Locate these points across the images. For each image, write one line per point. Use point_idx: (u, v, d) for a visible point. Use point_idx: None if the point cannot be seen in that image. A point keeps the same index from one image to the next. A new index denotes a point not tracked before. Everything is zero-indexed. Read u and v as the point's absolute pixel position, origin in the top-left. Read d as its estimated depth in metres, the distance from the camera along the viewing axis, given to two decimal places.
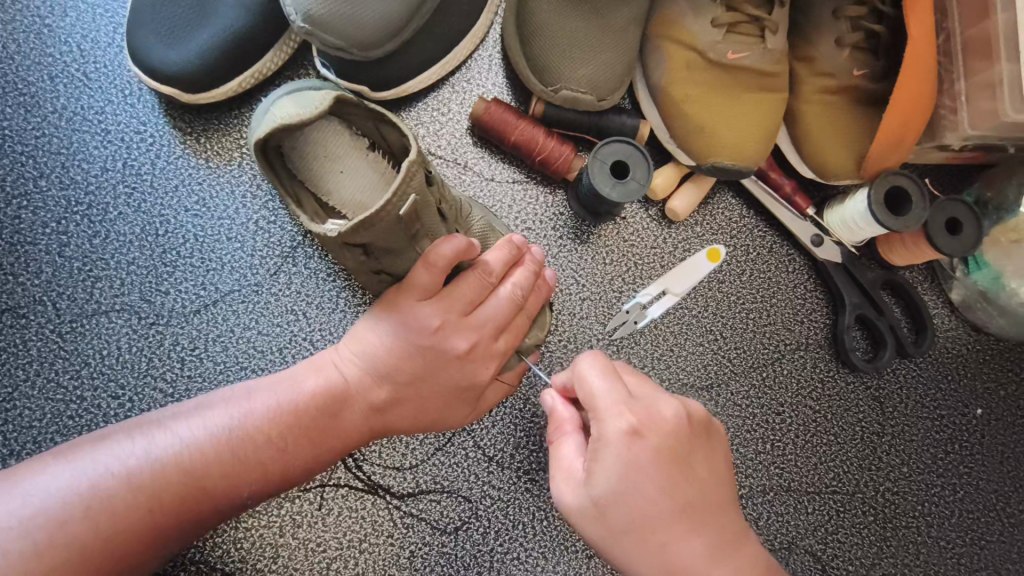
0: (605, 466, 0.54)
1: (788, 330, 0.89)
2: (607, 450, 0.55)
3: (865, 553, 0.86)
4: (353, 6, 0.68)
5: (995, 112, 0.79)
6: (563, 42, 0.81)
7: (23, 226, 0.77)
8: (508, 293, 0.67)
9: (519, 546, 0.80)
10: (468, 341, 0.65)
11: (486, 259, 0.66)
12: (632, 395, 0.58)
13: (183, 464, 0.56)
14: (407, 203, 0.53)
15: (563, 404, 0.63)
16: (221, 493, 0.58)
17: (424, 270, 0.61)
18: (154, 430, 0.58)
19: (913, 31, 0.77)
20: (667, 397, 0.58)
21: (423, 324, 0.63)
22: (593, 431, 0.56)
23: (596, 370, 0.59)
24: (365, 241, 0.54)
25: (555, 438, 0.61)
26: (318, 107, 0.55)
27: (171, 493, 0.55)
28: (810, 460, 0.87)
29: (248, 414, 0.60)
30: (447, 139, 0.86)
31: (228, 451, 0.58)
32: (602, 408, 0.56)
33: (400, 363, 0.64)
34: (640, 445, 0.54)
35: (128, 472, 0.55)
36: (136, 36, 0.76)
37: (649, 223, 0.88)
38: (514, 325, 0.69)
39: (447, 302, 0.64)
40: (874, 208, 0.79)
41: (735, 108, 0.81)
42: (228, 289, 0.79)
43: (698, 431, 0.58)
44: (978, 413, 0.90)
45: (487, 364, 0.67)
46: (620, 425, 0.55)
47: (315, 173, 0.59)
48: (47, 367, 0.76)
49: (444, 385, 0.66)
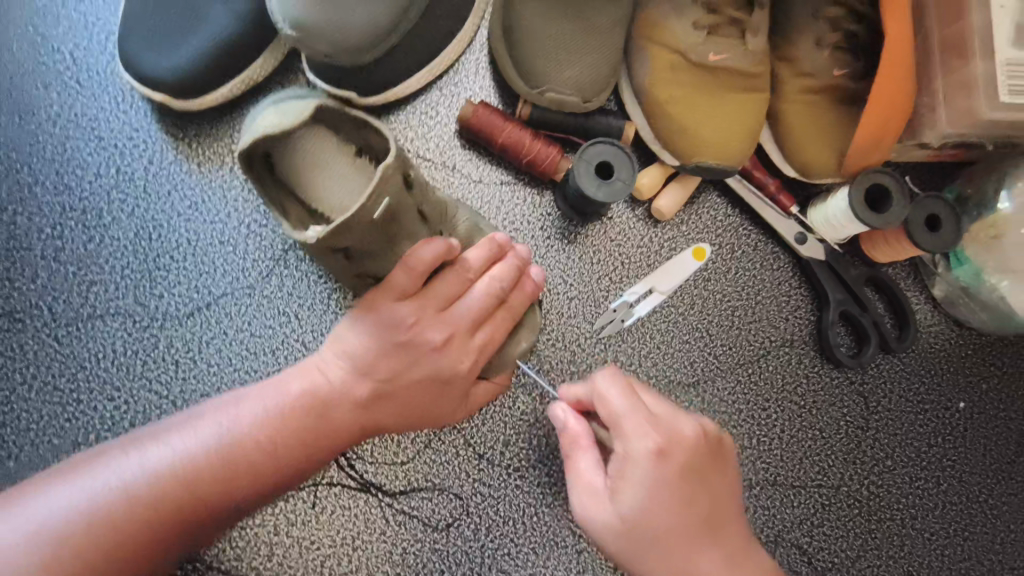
0: (632, 483, 0.59)
1: (773, 327, 0.90)
2: (634, 467, 0.59)
3: (851, 545, 0.88)
4: (340, 13, 0.69)
5: (972, 111, 0.80)
6: (548, 45, 0.82)
7: (18, 231, 0.79)
8: (485, 287, 0.69)
9: (510, 542, 0.82)
10: (443, 333, 0.67)
11: (463, 258, 0.68)
12: (653, 414, 0.62)
13: (178, 474, 0.58)
14: (382, 206, 0.55)
15: (574, 417, 0.66)
16: (217, 500, 0.59)
17: (401, 271, 0.63)
18: (147, 444, 0.59)
19: (890, 31, 0.79)
20: (684, 415, 0.63)
21: (400, 320, 0.65)
22: (618, 450, 0.60)
23: (618, 390, 0.62)
24: (349, 244, 0.56)
25: (572, 452, 0.64)
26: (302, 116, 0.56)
27: (167, 504, 0.57)
28: (796, 455, 0.89)
29: (236, 422, 0.62)
30: (436, 142, 0.88)
31: (221, 459, 0.59)
32: (627, 428, 0.60)
33: (379, 360, 0.65)
34: (666, 463, 0.59)
35: (127, 486, 0.56)
36: (128, 44, 0.77)
37: (635, 223, 0.89)
38: (494, 319, 0.70)
39: (424, 300, 0.66)
40: (855, 206, 0.80)
41: (718, 108, 0.83)
42: (221, 292, 0.80)
43: (714, 446, 0.63)
44: (961, 407, 0.91)
45: (463, 356, 0.68)
46: (646, 444, 0.59)
47: (303, 179, 0.61)
48: (43, 371, 0.77)
49: (420, 378, 0.67)
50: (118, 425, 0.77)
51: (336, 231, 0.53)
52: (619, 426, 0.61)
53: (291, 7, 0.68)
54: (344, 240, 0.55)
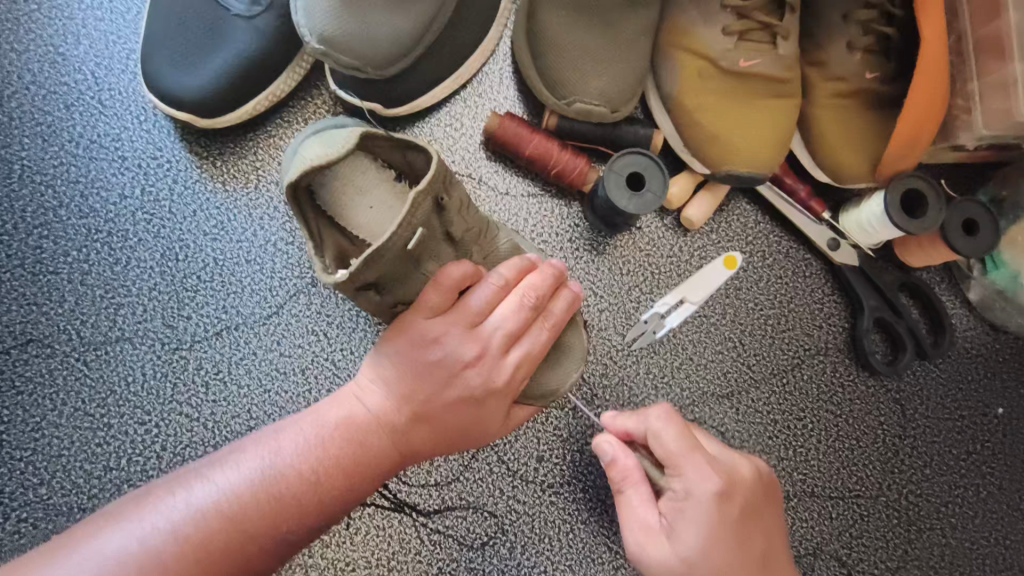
0: (692, 523, 0.59)
1: (807, 335, 0.89)
2: (694, 508, 0.60)
3: (890, 555, 0.86)
4: (364, 24, 0.68)
5: (1009, 112, 0.79)
6: (575, 55, 0.81)
7: (44, 255, 0.78)
8: (520, 299, 0.66)
9: (546, 559, 0.81)
10: (476, 348, 0.64)
11: (494, 271, 0.66)
12: (709, 454, 0.63)
13: (225, 514, 0.57)
14: (415, 237, 0.57)
15: (623, 454, 0.64)
16: (264, 534, 0.58)
17: (432, 291, 0.63)
18: (193, 482, 0.59)
19: (925, 32, 0.76)
20: (737, 456, 0.65)
21: (433, 338, 0.63)
22: (678, 488, 0.61)
23: (675, 428, 0.63)
24: (374, 277, 0.57)
25: (624, 489, 0.64)
26: (346, 146, 0.55)
27: (216, 544, 0.56)
28: (833, 465, 0.87)
29: (278, 454, 0.61)
30: (461, 155, 0.86)
31: (267, 495, 0.59)
32: (689, 469, 0.61)
33: (413, 381, 0.64)
34: (727, 505, 0.60)
35: (175, 529, 0.56)
36: (151, 63, 0.76)
37: (664, 232, 0.88)
38: (533, 332, 0.67)
39: (454, 314, 0.64)
40: (890, 212, 0.79)
41: (747, 116, 0.81)
42: (248, 312, 0.79)
43: (766, 485, 0.65)
44: (999, 413, 0.90)
45: (498, 371, 0.65)
46: (707, 486, 0.60)
47: (341, 208, 0.59)
48: (73, 397, 0.76)
49: (457, 398, 0.64)
50: (150, 449, 0.76)
51: (373, 258, 0.54)
52: (678, 465, 0.61)
53: (319, 22, 0.67)
54: (380, 267, 0.56)
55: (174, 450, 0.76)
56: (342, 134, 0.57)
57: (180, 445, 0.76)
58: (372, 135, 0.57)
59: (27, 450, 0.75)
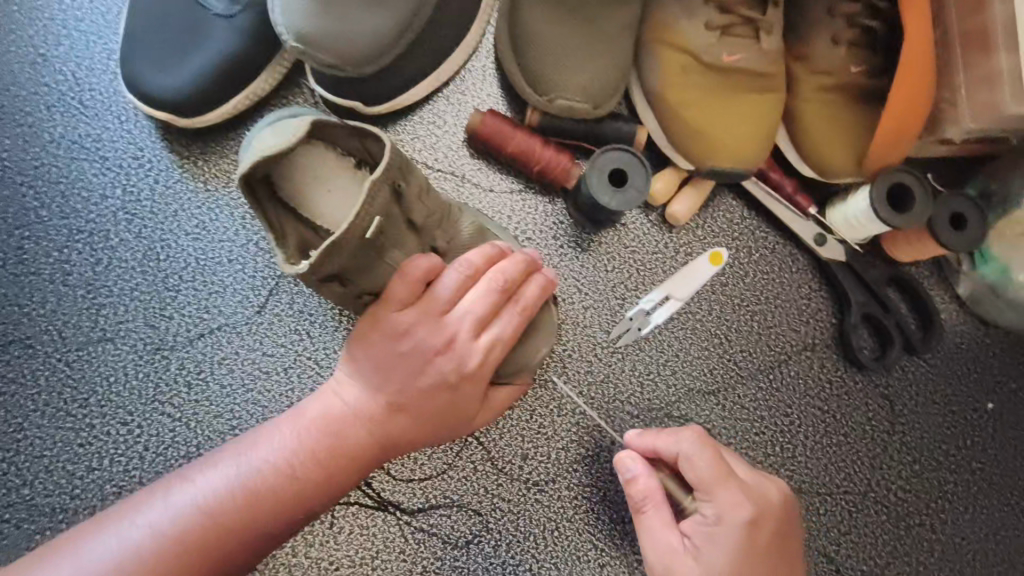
0: (719, 547, 0.61)
1: (794, 331, 0.88)
2: (725, 533, 0.61)
3: (880, 552, 0.86)
4: (342, 23, 0.68)
5: (995, 105, 0.78)
6: (558, 51, 0.80)
7: (26, 256, 0.78)
8: (489, 284, 0.66)
9: (531, 557, 0.80)
10: (444, 336, 0.65)
11: (463, 257, 0.66)
12: (743, 480, 0.65)
13: (203, 512, 0.59)
14: (373, 225, 0.58)
15: (644, 473, 0.66)
16: (242, 531, 0.59)
17: (398, 283, 0.63)
18: (177, 484, 0.61)
19: (909, 26, 0.75)
20: (768, 481, 0.67)
21: (402, 330, 0.64)
22: (708, 513, 0.63)
23: (707, 454, 0.65)
24: (336, 268, 0.58)
25: (644, 508, 0.65)
26: (298, 133, 0.57)
27: (196, 542, 0.58)
28: (821, 462, 0.87)
29: (258, 454, 0.62)
30: (444, 153, 0.86)
31: (244, 491, 0.60)
32: (720, 494, 0.63)
33: (384, 372, 0.64)
34: (758, 532, 0.62)
35: (156, 528, 0.58)
36: (130, 64, 0.76)
37: (649, 228, 0.88)
38: (506, 315, 0.68)
39: (423, 305, 0.64)
40: (876, 206, 0.78)
41: (732, 110, 0.81)
42: (231, 312, 0.79)
43: (792, 516, 0.67)
44: (990, 408, 0.89)
45: (470, 357, 0.65)
46: (738, 512, 0.62)
47: (301, 197, 0.62)
48: (55, 397, 0.76)
49: (430, 385, 0.64)
50: (132, 449, 0.76)
51: (331, 250, 0.56)
52: (708, 489, 0.63)
53: (295, 21, 0.67)
54: (339, 259, 0.57)
55: (156, 450, 0.76)
56: (295, 121, 0.59)
57: (162, 445, 0.76)
58: (326, 123, 0.60)
59: (10, 451, 0.75)
